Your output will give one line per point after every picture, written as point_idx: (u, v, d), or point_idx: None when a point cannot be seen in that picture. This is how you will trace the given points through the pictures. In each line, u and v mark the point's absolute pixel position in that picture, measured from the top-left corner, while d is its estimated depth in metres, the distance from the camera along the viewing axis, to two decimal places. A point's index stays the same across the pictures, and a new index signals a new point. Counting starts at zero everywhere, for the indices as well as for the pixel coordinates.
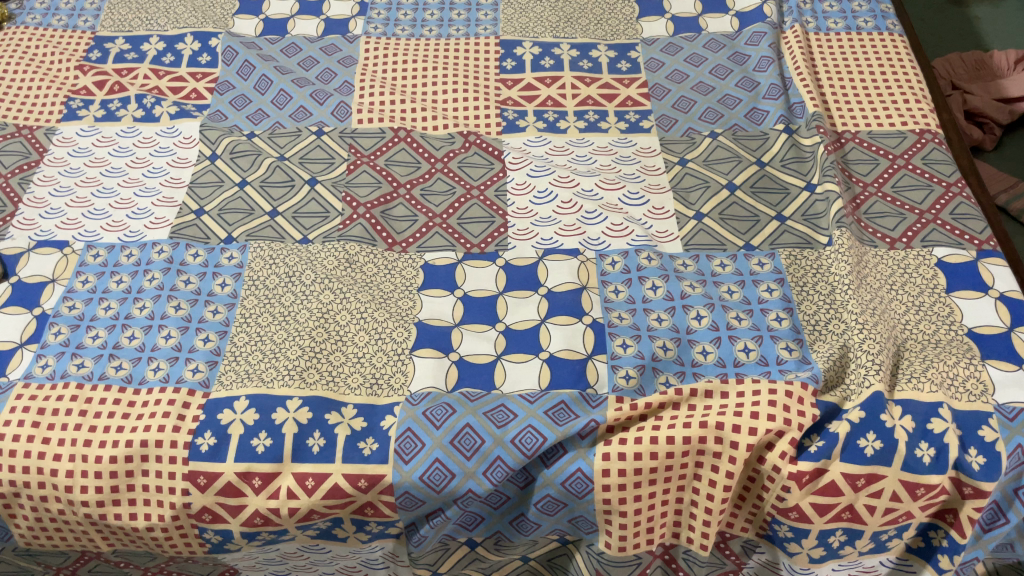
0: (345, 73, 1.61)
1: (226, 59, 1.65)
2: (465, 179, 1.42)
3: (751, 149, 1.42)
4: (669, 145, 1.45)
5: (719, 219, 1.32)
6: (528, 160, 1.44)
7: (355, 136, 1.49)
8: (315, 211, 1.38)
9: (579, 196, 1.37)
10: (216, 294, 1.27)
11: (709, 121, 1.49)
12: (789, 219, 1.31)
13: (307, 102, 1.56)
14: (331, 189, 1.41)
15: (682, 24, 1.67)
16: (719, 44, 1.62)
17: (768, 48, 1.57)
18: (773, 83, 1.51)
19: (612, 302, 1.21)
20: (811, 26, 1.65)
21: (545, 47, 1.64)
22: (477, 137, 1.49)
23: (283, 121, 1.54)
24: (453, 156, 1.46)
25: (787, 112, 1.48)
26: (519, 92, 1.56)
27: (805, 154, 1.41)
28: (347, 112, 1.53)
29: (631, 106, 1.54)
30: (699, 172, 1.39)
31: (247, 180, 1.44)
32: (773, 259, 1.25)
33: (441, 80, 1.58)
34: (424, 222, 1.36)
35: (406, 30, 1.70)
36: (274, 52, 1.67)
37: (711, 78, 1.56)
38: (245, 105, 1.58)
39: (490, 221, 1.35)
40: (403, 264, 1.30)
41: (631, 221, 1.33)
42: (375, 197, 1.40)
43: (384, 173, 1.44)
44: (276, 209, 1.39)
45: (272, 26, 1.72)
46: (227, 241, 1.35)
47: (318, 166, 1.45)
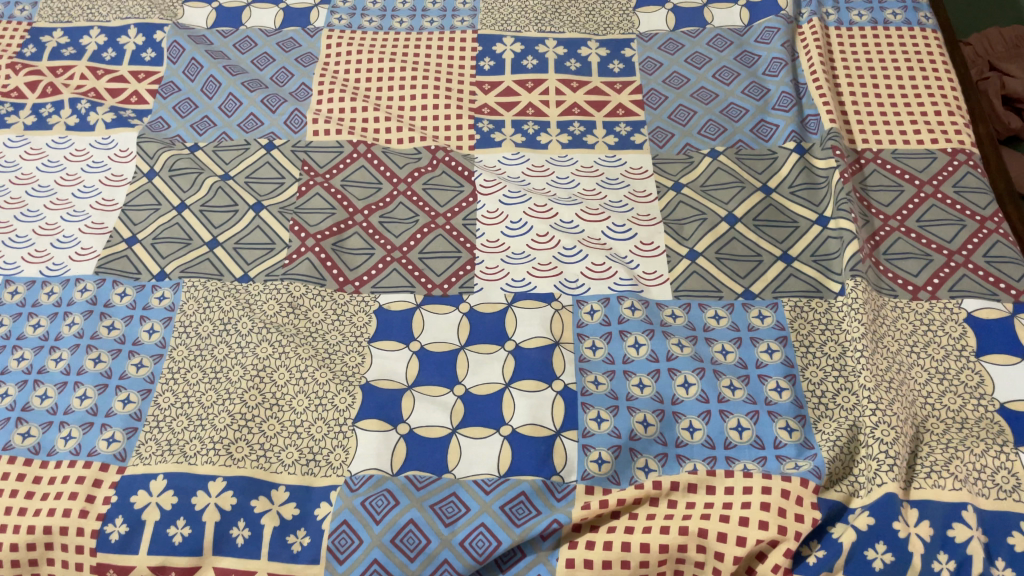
0: (303, 74, 1.44)
1: (172, 56, 1.47)
2: (430, 204, 1.26)
3: (756, 172, 1.25)
4: (662, 166, 1.28)
5: (715, 260, 1.15)
6: (501, 183, 1.27)
7: (309, 150, 1.33)
8: (259, 242, 1.23)
9: (557, 228, 1.20)
10: (142, 343, 1.13)
11: (710, 136, 1.31)
12: (795, 261, 1.14)
13: (257, 108, 1.39)
14: (278, 215, 1.25)
15: (684, 17, 1.48)
16: (725, 41, 1.43)
17: (780, 48, 1.38)
18: (785, 91, 1.33)
19: (588, 363, 1.05)
20: (832, 19, 1.45)
21: (528, 43, 1.45)
22: (446, 152, 1.32)
23: (230, 131, 1.37)
24: (417, 176, 1.29)
25: (799, 126, 1.29)
26: (497, 98, 1.39)
27: (818, 179, 1.23)
28: (302, 121, 1.36)
29: (622, 116, 1.36)
30: (694, 200, 1.22)
31: (187, 203, 1.28)
32: (775, 311, 1.08)
33: (409, 83, 1.41)
34: (381, 257, 1.21)
35: (375, 22, 1.52)
36: (227, 48, 1.49)
37: (715, 84, 1.37)
38: (190, 111, 1.41)
39: (455, 257, 1.20)
40: (354, 309, 1.15)
41: (615, 259, 1.17)
42: (327, 225, 1.24)
43: (340, 196, 1.27)
44: (217, 239, 1.24)
45: (226, 17, 1.54)
46: (160, 278, 1.20)
47: (266, 187, 1.29)
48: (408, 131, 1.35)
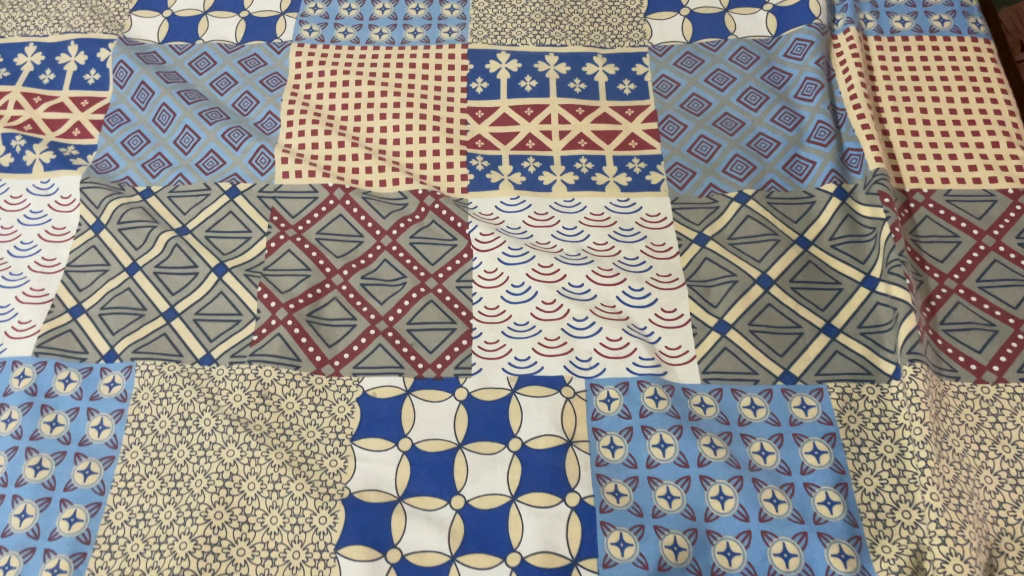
0: (270, 100, 1.26)
1: (118, 79, 1.29)
2: (419, 262, 1.10)
3: (791, 220, 1.09)
4: (682, 213, 1.12)
5: (747, 333, 1.00)
6: (500, 237, 1.11)
7: (279, 197, 1.16)
8: (223, 311, 1.07)
9: (566, 294, 1.05)
10: (90, 444, 0.98)
11: (736, 175, 1.14)
12: (840, 334, 1.00)
13: (217, 144, 1.21)
14: (243, 278, 1.09)
15: (701, 25, 1.30)
16: (750, 56, 1.26)
17: (815, 66, 1.21)
18: (822, 121, 1.16)
19: (606, 468, 0.91)
20: (870, 27, 1.28)
21: (525, 60, 1.28)
22: (436, 197, 1.16)
23: (187, 173, 1.20)
24: (403, 227, 1.13)
25: (838, 162, 1.13)
26: (492, 128, 1.22)
27: (863, 229, 1.07)
28: (269, 161, 1.19)
29: (635, 148, 1.19)
30: (721, 257, 1.07)
31: (139, 263, 1.12)
32: (820, 400, 0.94)
33: (392, 112, 1.24)
34: (364, 328, 1.05)
35: (350, 34, 1.34)
36: (182, 69, 1.31)
37: (740, 110, 1.20)
38: (140, 147, 1.23)
39: (449, 329, 1.04)
40: (334, 397, 1.00)
41: (633, 333, 1.02)
42: (300, 291, 1.08)
43: (314, 253, 1.11)
44: (174, 308, 1.08)
45: (179, 29, 1.36)
46: (109, 358, 1.04)
47: (229, 243, 1.12)
48: (392, 171, 1.18)
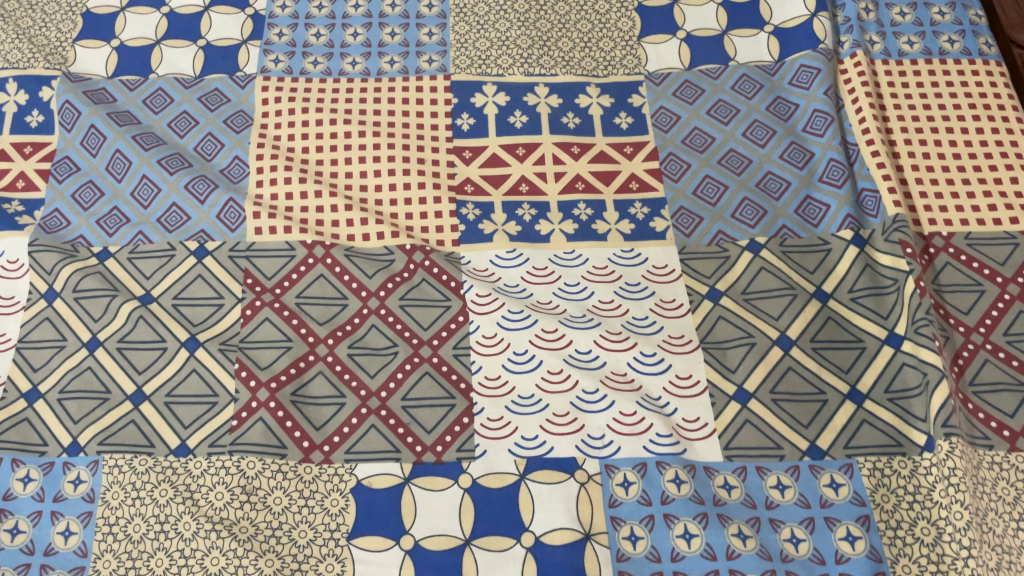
0: (236, 143, 1.15)
1: (64, 121, 1.17)
2: (411, 328, 1.02)
3: (807, 271, 1.03)
4: (692, 264, 1.05)
5: (769, 403, 0.94)
6: (497, 297, 1.03)
7: (252, 256, 1.06)
8: (197, 392, 0.97)
9: (572, 362, 0.97)
10: (56, 554, 0.88)
11: (747, 221, 1.07)
12: (866, 400, 0.94)
13: (180, 197, 1.10)
14: (217, 353, 0.99)
15: (700, 48, 1.22)
16: (753, 84, 1.18)
17: (824, 96, 1.13)
18: (834, 159, 1.09)
19: (628, 564, 0.85)
20: (877, 48, 1.21)
21: (514, 93, 1.19)
22: (425, 252, 1.07)
23: (148, 231, 1.09)
24: (391, 288, 1.04)
25: (854, 205, 1.06)
26: (481, 171, 1.13)
27: (883, 280, 1.01)
28: (239, 216, 1.09)
29: (636, 191, 1.11)
30: (736, 315, 1.00)
31: (100, 337, 1.01)
32: (851, 478, 0.89)
33: (371, 155, 1.14)
34: (355, 406, 0.97)
35: (321, 64, 1.23)
36: (135, 108, 1.19)
37: (746, 146, 1.12)
38: (94, 200, 1.12)
39: (447, 405, 0.96)
40: (326, 489, 0.91)
41: (647, 405, 0.94)
42: (282, 366, 0.98)
43: (295, 321, 1.02)
44: (142, 390, 0.98)
45: (130, 60, 1.24)
46: (72, 452, 0.94)
47: (200, 312, 1.03)
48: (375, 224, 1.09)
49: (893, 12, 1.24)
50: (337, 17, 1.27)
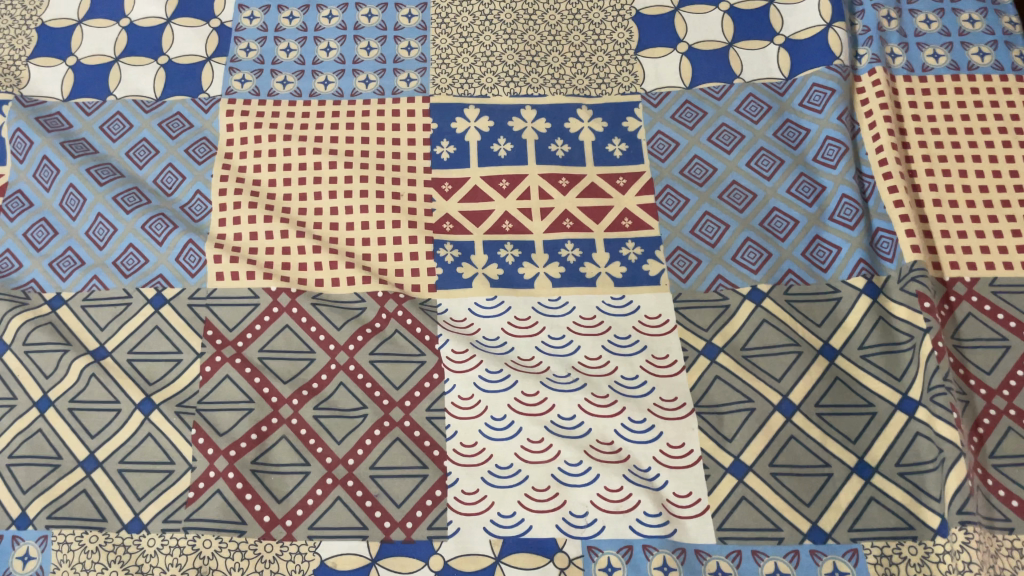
0: (198, 176, 1.07)
1: (16, 151, 1.09)
2: (381, 386, 0.94)
3: (813, 324, 0.94)
4: (688, 314, 0.96)
5: (768, 477, 0.86)
6: (474, 354, 0.95)
7: (213, 305, 0.99)
8: (152, 460, 0.91)
9: (554, 430, 0.90)
10: None
11: (749, 266, 0.98)
12: (875, 475, 0.86)
13: (138, 238, 1.03)
14: (174, 416, 0.93)
15: (702, 64, 1.11)
16: (760, 105, 1.07)
17: (837, 122, 1.03)
18: (847, 196, 0.99)
19: None
20: (899, 62, 1.09)
21: (498, 117, 1.10)
22: (398, 300, 0.99)
23: (103, 276, 1.01)
24: (361, 340, 0.97)
25: (867, 248, 0.97)
26: (461, 206, 1.05)
27: (898, 335, 0.92)
28: (199, 259, 1.01)
29: (629, 229, 1.02)
30: (734, 375, 0.92)
31: (51, 397, 0.95)
32: (855, 566, 0.81)
33: (342, 189, 1.05)
34: (320, 475, 0.90)
35: (290, 84, 1.13)
36: (91, 134, 1.11)
37: (751, 178, 1.03)
38: (47, 240, 1.04)
39: (419, 476, 0.89)
40: (288, 571, 0.85)
41: (634, 478, 0.87)
42: (242, 432, 0.92)
43: (257, 379, 0.95)
44: (94, 456, 0.92)
45: (87, 80, 1.15)
46: (21, 525, 0.88)
47: (158, 369, 0.96)
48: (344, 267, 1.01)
49: (917, 19, 1.12)
50: (309, 30, 1.17)
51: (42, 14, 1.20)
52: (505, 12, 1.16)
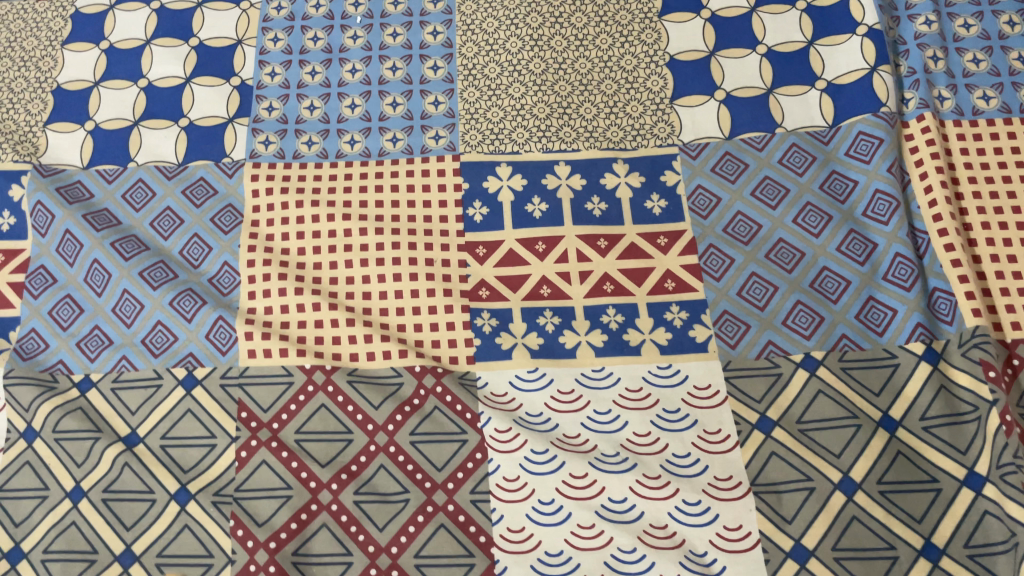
0: (225, 246, 1.04)
1: (37, 224, 1.05)
2: (423, 469, 0.91)
3: (871, 394, 0.90)
4: (739, 385, 0.92)
5: (831, 562, 0.83)
6: (519, 433, 0.91)
7: (247, 385, 0.96)
8: (191, 553, 0.88)
9: (605, 514, 0.87)
10: None
11: (801, 331, 0.94)
12: (943, 558, 0.82)
13: (166, 315, 0.99)
14: (212, 506, 0.90)
15: (741, 112, 1.07)
16: (805, 155, 1.03)
17: (887, 174, 0.99)
18: (901, 255, 0.95)
19: None
20: (948, 105, 1.04)
21: (532, 174, 1.06)
22: (436, 375, 0.96)
23: (132, 355, 0.98)
24: (401, 420, 0.93)
25: (924, 310, 0.93)
26: (496, 271, 1.01)
27: (961, 405, 0.88)
28: (230, 336, 0.98)
29: (672, 291, 0.98)
30: (791, 451, 0.88)
31: (84, 486, 0.92)
32: None
33: (374, 256, 1.01)
34: (364, 565, 0.87)
35: (315, 145, 1.09)
36: (114, 204, 1.07)
37: (798, 236, 0.99)
38: (72, 318, 1.01)
39: (466, 564, 0.86)
40: None
41: (692, 565, 0.84)
42: (281, 521, 0.89)
43: (294, 463, 0.92)
44: (131, 550, 0.89)
45: (106, 145, 1.11)
46: None
47: (192, 455, 0.93)
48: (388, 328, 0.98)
49: (965, 58, 1.07)
50: (332, 85, 1.14)
51: (57, 75, 1.16)
52: (534, 62, 1.13)
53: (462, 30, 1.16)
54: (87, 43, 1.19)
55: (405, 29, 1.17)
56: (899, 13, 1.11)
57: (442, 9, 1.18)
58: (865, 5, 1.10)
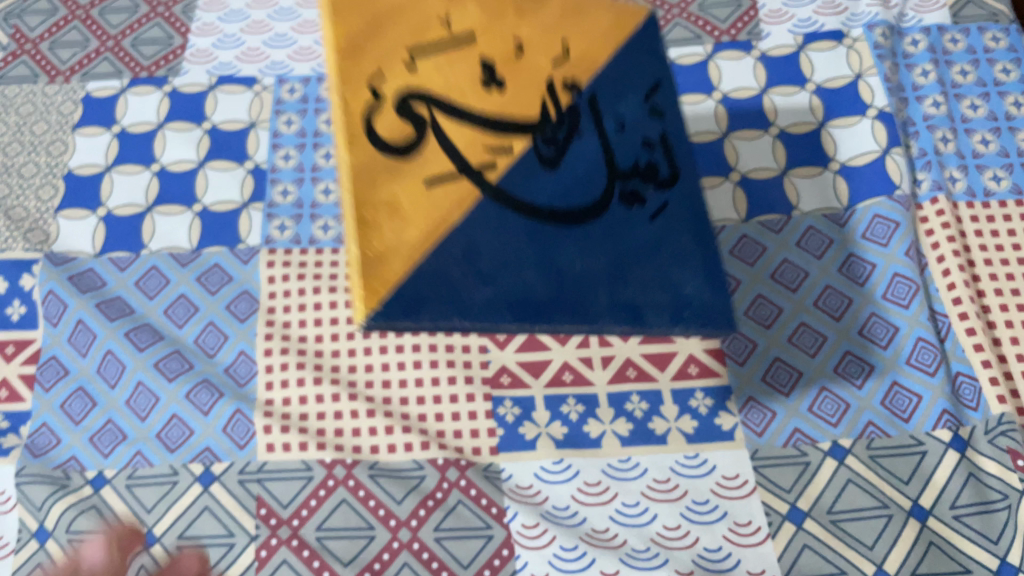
0: (241, 335, 1.02)
1: (49, 315, 1.04)
2: (448, 566, 0.88)
3: (900, 482, 0.89)
4: (768, 474, 0.90)
5: None
6: (546, 528, 0.89)
7: (263, 478, 0.93)
8: (213, 533, 0.90)
9: None
10: None
11: (828, 418, 0.93)
12: None
13: (182, 408, 0.98)
14: (236, 487, 0.93)
15: (757, 195, 1.08)
16: (821, 238, 1.04)
17: (905, 258, 1.00)
18: (923, 339, 0.96)
19: None
20: (960, 186, 1.06)
21: None
22: (459, 467, 0.93)
23: (147, 451, 0.96)
24: (424, 515, 0.91)
25: (950, 396, 0.93)
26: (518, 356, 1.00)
27: (990, 493, 0.88)
28: (248, 429, 0.96)
29: (696, 376, 0.97)
30: (825, 544, 0.87)
31: (157, 533, 0.91)
32: None
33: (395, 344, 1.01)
34: (385, 541, 0.90)
35: (331, 230, 1.09)
36: (127, 292, 1.06)
37: (819, 319, 0.99)
38: (85, 412, 0.98)
39: (486, 537, 0.89)
40: None
41: None
42: (303, 499, 0.92)
43: (316, 562, 0.88)
44: (155, 532, 0.91)
45: (118, 230, 1.11)
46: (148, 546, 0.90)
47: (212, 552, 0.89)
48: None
49: (973, 139, 1.09)
50: None
51: (68, 160, 1.16)
52: None
53: None
54: (98, 128, 1.19)
55: None
56: (907, 94, 1.14)
57: None
58: (873, 87, 1.13)
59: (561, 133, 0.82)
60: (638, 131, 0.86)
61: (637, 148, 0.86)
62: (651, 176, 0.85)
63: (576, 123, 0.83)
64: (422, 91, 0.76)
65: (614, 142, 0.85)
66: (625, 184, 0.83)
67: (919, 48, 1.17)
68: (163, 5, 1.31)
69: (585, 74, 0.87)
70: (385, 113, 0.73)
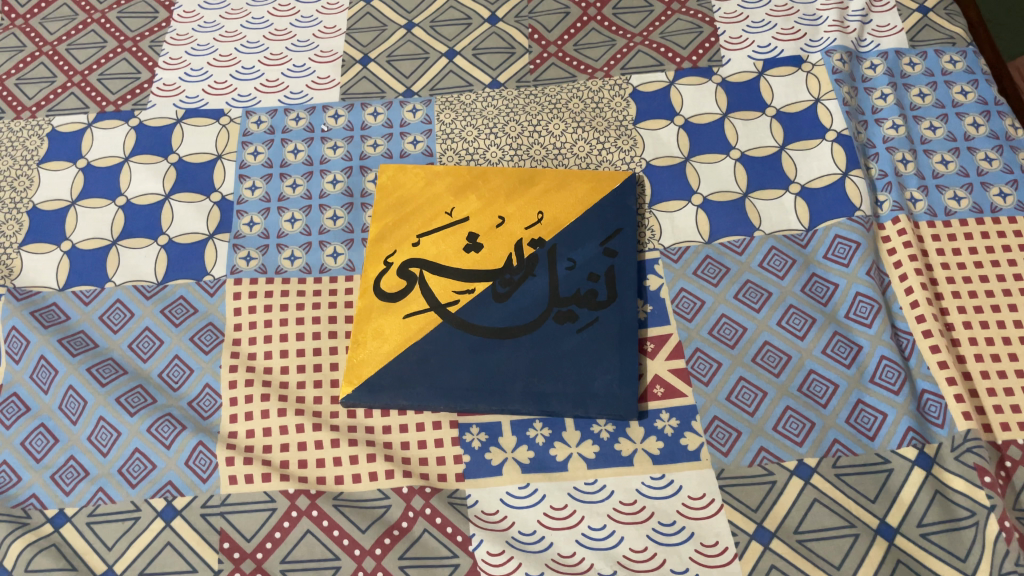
0: (205, 367, 1.02)
1: (12, 350, 1.03)
2: None
3: (867, 500, 0.89)
4: (734, 493, 0.90)
5: None
6: (512, 555, 0.88)
7: (226, 510, 0.92)
8: (174, 568, 0.89)
9: None
10: None
11: (793, 437, 0.93)
12: None
13: (144, 442, 0.97)
14: (199, 520, 0.92)
15: (720, 217, 1.09)
16: (784, 258, 1.05)
17: (866, 277, 1.01)
18: (886, 358, 0.96)
19: None
20: (920, 206, 1.08)
21: None
22: (424, 495, 0.92)
23: (109, 487, 0.94)
24: (389, 544, 0.89)
25: (915, 414, 0.93)
26: None
27: (957, 511, 0.87)
28: (211, 462, 0.95)
29: (662, 398, 0.97)
30: (793, 564, 0.85)
31: (117, 569, 0.89)
32: None
33: None
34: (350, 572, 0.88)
35: (298, 259, 1.09)
36: (90, 326, 1.05)
37: (784, 338, 0.99)
38: (47, 449, 0.97)
39: (452, 565, 0.88)
40: None
41: None
42: (266, 533, 0.90)
43: None
44: (113, 569, 0.89)
45: (82, 264, 1.10)
46: None
47: None
48: (380, 388, 0.96)
49: (933, 160, 1.11)
50: (313, 197, 1.14)
51: (33, 196, 1.16)
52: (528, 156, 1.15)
53: (442, 138, 1.18)
54: (64, 162, 1.19)
55: (386, 140, 1.18)
56: (866, 117, 1.16)
57: (422, 118, 1.20)
58: (832, 111, 1.15)
59: (518, 275, 1.03)
60: (586, 268, 1.03)
61: (581, 281, 1.02)
62: (589, 300, 1.01)
63: (532, 269, 1.03)
64: (418, 258, 1.05)
65: (562, 278, 1.03)
66: (561, 307, 1.01)
67: (877, 72, 1.20)
68: (130, 40, 1.31)
69: (553, 232, 1.06)
70: (389, 275, 1.04)
